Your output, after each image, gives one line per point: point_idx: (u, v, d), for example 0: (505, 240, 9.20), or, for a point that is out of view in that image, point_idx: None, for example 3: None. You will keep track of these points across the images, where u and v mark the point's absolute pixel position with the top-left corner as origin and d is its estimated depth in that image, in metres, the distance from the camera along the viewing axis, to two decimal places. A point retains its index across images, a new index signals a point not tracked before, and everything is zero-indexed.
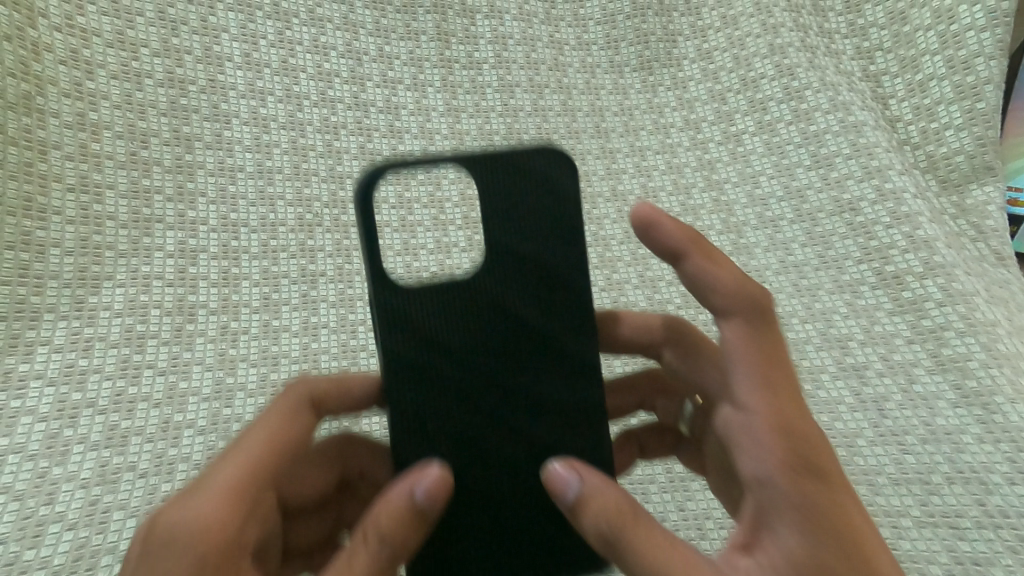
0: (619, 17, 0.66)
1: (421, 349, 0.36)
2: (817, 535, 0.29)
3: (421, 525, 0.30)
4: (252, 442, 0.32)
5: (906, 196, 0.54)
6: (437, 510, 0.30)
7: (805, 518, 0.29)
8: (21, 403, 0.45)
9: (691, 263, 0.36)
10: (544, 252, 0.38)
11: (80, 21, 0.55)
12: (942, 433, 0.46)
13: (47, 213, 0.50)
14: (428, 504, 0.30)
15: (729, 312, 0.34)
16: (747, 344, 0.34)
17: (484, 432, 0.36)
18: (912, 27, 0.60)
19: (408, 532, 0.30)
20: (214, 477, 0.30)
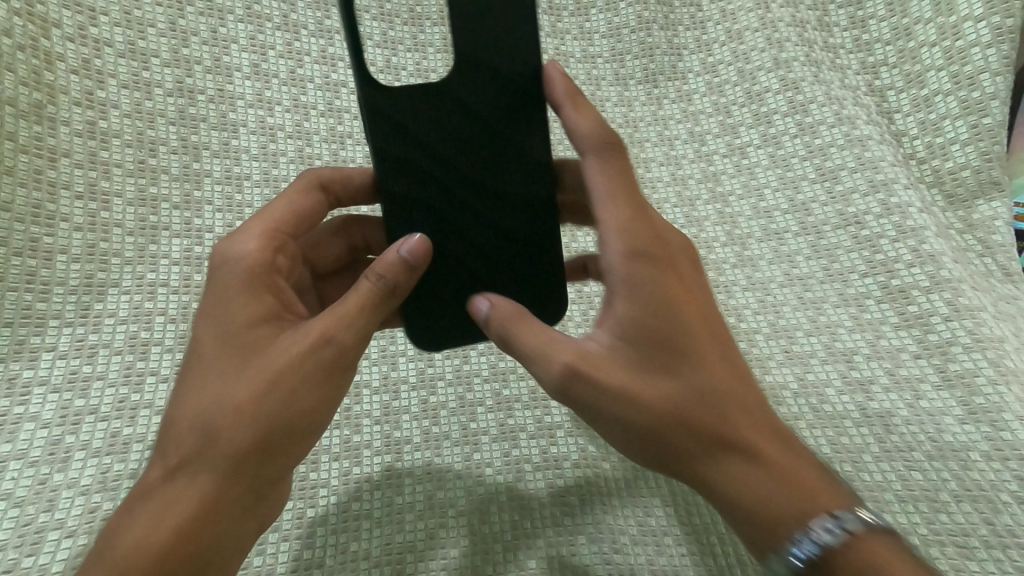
0: (624, 30, 0.67)
1: (410, 195, 0.42)
2: (642, 312, 0.37)
3: (409, 273, 0.40)
4: (281, 214, 0.44)
5: (912, 210, 0.54)
6: (421, 264, 0.40)
7: (631, 292, 0.37)
8: (25, 410, 0.45)
9: (564, 111, 0.41)
10: (489, 84, 0.42)
11: (93, 32, 0.56)
12: (949, 451, 0.45)
13: (56, 220, 0.51)
14: (412, 259, 0.40)
15: (592, 147, 0.40)
16: (609, 175, 0.40)
17: (473, 201, 0.43)
18: (916, 43, 0.61)
19: (399, 275, 0.39)
20: (251, 242, 0.42)
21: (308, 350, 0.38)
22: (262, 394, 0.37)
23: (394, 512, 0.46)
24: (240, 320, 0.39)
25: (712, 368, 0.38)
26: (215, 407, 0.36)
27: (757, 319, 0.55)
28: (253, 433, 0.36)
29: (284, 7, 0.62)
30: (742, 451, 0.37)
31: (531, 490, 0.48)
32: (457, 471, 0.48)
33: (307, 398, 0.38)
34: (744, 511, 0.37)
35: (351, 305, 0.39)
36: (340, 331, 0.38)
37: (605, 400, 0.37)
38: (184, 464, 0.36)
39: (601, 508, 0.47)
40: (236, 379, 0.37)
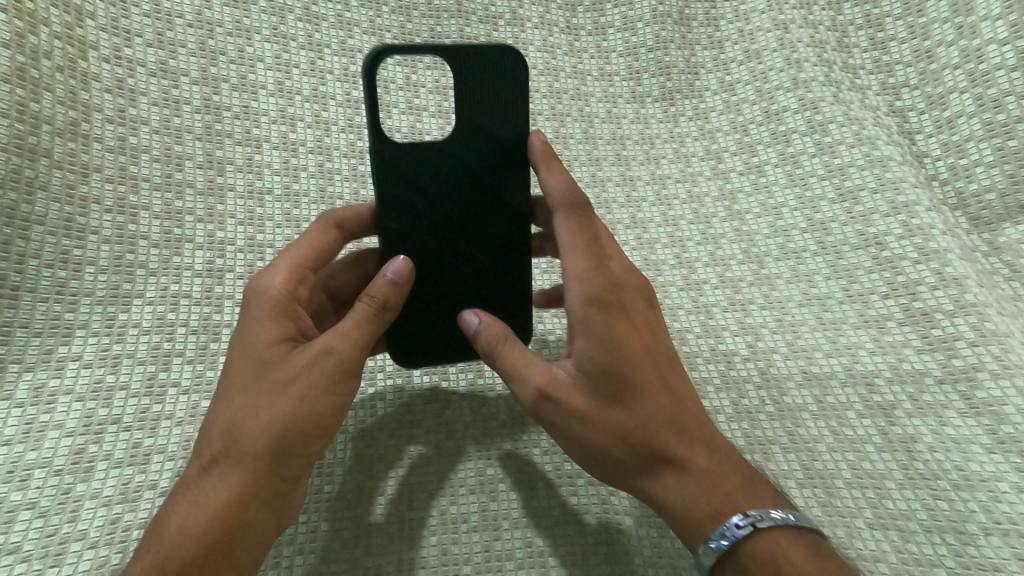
0: (642, 49, 0.67)
1: (405, 232, 0.46)
2: (597, 344, 0.41)
3: (398, 292, 0.43)
4: (304, 242, 0.46)
5: (935, 233, 0.54)
6: (406, 284, 0.43)
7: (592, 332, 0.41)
8: (49, 418, 0.46)
9: (539, 172, 0.45)
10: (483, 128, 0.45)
11: (128, 53, 0.58)
12: (977, 480, 0.44)
13: (86, 232, 0.52)
14: (398, 279, 0.43)
15: (561, 206, 0.44)
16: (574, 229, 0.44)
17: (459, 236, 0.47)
18: (938, 65, 0.61)
19: (388, 295, 0.42)
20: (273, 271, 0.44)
21: (320, 358, 0.40)
22: (282, 396, 0.39)
23: (406, 527, 0.45)
24: (264, 333, 0.41)
25: (656, 394, 0.41)
26: (240, 410, 0.39)
27: (775, 339, 0.54)
28: (273, 433, 0.38)
29: (309, 27, 0.64)
30: (678, 464, 0.40)
31: (545, 508, 0.46)
32: (470, 487, 0.47)
33: (320, 402, 0.39)
34: (681, 520, 0.39)
35: (355, 318, 0.41)
36: (345, 342, 0.41)
37: (564, 419, 0.41)
38: (214, 461, 0.38)
39: (618, 527, 0.46)
40: (258, 385, 0.39)
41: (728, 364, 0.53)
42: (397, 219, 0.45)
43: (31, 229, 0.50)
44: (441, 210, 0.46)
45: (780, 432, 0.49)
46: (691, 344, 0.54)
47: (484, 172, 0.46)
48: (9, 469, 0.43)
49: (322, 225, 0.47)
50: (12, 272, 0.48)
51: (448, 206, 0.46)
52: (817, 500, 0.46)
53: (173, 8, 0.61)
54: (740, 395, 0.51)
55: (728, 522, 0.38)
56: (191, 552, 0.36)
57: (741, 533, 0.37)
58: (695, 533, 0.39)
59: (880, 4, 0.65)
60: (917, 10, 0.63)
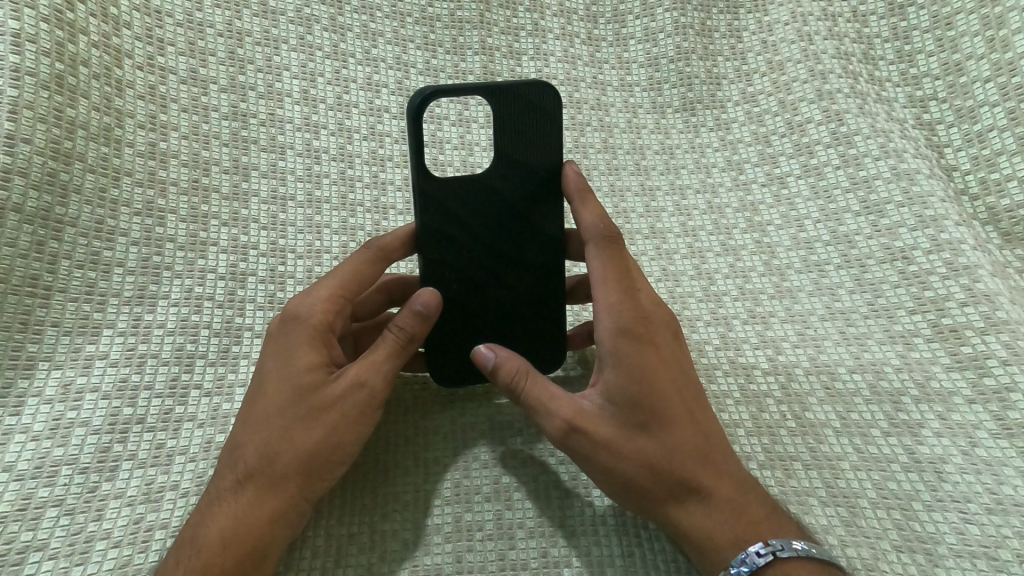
0: (663, 60, 0.67)
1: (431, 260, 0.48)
2: (626, 375, 0.42)
3: (423, 324, 0.45)
4: (342, 267, 0.47)
5: (964, 248, 0.53)
6: (434, 316, 0.45)
7: (619, 364, 0.42)
8: (75, 415, 0.47)
9: (575, 205, 0.47)
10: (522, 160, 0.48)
11: (160, 62, 0.60)
12: (1011, 504, 0.43)
13: (115, 234, 0.53)
14: (427, 310, 0.44)
15: (595, 240, 0.46)
16: (606, 263, 0.45)
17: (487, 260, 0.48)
18: (968, 78, 0.60)
19: (417, 327, 0.44)
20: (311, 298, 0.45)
21: (351, 391, 0.42)
22: (313, 424, 0.41)
23: (421, 533, 0.45)
24: (297, 361, 0.43)
25: (682, 425, 0.42)
26: (273, 435, 0.41)
27: (796, 353, 0.53)
28: (303, 458, 0.41)
29: (334, 37, 0.65)
30: (701, 492, 0.41)
31: (561, 518, 0.46)
32: (485, 494, 0.47)
33: (348, 430, 0.42)
34: (702, 546, 0.40)
35: (386, 350, 0.44)
36: (375, 376, 0.43)
37: (593, 448, 0.42)
38: (246, 480, 0.41)
39: (635, 540, 0.45)
40: (291, 411, 0.42)
41: (748, 378, 0.52)
42: (432, 247, 0.48)
43: (64, 230, 0.51)
44: (481, 242, 0.48)
45: (801, 448, 0.48)
46: (710, 356, 0.53)
47: (521, 202, 0.48)
48: (36, 464, 0.44)
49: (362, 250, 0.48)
50: (44, 271, 0.50)
51: (484, 236, 0.48)
52: (840, 519, 0.44)
53: (204, 18, 0.63)
54: (760, 410, 0.50)
55: (747, 547, 0.39)
56: (221, 563, 0.39)
57: (762, 562, 0.38)
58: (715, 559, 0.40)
59: (907, 17, 0.64)
60: (945, 23, 0.62)
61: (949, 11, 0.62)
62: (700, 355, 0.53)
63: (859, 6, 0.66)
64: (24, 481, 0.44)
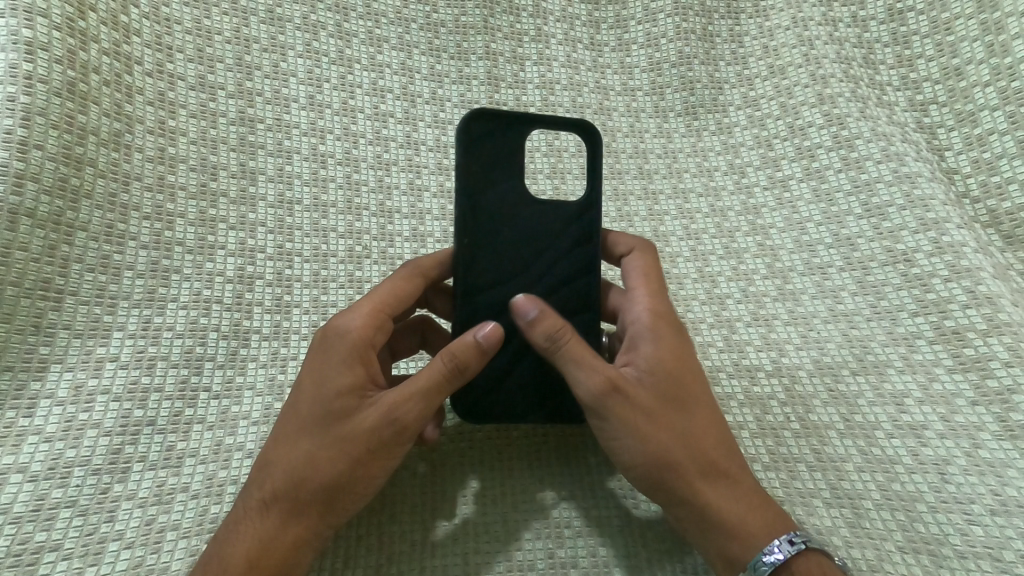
0: (664, 65, 0.68)
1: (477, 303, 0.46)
2: (660, 353, 0.43)
3: (480, 357, 0.42)
4: (387, 283, 0.46)
5: (966, 250, 0.53)
6: (494, 349, 0.42)
7: (654, 342, 0.43)
8: (87, 416, 0.47)
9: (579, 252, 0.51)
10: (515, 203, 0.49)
11: (170, 68, 0.60)
12: (1015, 506, 0.43)
13: (125, 238, 0.54)
14: (482, 344, 0.42)
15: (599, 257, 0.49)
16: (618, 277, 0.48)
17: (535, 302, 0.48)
18: (967, 83, 0.60)
19: (471, 357, 0.41)
20: (349, 320, 0.43)
21: (384, 422, 0.40)
22: (342, 454, 0.40)
23: (428, 536, 0.45)
24: (332, 383, 0.41)
25: (705, 411, 0.43)
26: (303, 458, 0.40)
27: (800, 355, 0.53)
28: (331, 486, 0.40)
29: (341, 43, 0.66)
30: (721, 485, 0.42)
31: (566, 519, 0.46)
32: (491, 496, 0.47)
33: (377, 461, 0.41)
34: (720, 541, 0.41)
35: (424, 377, 0.41)
36: (410, 410, 0.40)
37: (631, 415, 0.41)
38: (271, 502, 0.40)
39: (639, 541, 0.45)
40: (321, 436, 0.40)
41: (752, 380, 0.52)
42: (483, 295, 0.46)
43: (75, 234, 0.52)
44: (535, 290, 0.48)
45: (804, 449, 0.48)
46: (713, 359, 0.54)
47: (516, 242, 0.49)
48: (49, 465, 0.45)
49: (405, 266, 0.48)
50: (56, 275, 0.50)
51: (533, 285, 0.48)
52: (844, 520, 0.45)
53: (212, 25, 0.63)
54: (764, 411, 0.51)
55: (767, 544, 0.40)
56: None
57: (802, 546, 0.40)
58: (729, 553, 0.41)
59: (907, 22, 0.65)
60: (945, 28, 0.62)
61: (949, 17, 0.62)
62: (703, 357, 0.54)
63: (859, 11, 0.67)
64: (38, 482, 0.44)
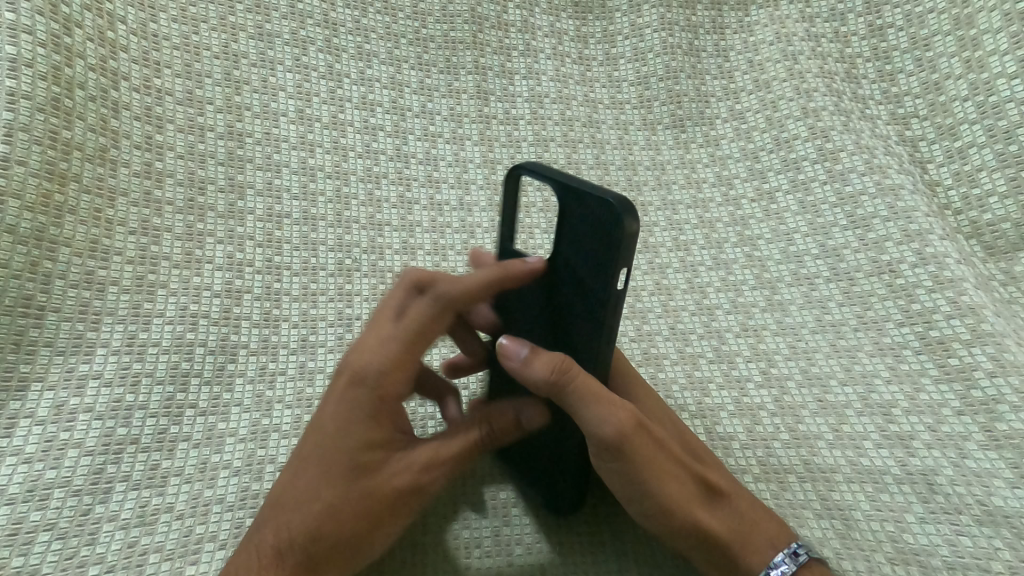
0: (652, 79, 0.69)
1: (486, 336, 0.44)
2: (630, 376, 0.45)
3: (518, 431, 0.43)
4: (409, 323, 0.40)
5: (949, 261, 0.54)
6: (531, 429, 0.44)
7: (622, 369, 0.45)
8: (68, 436, 0.46)
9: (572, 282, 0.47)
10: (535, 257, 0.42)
11: (157, 83, 0.60)
12: (1002, 516, 0.43)
13: (110, 254, 0.53)
14: (525, 422, 0.43)
15: None
16: None
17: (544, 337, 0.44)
18: (947, 97, 0.61)
19: (511, 432, 0.43)
20: (373, 371, 0.40)
21: (419, 484, 0.40)
22: (367, 515, 0.39)
23: (418, 551, 0.44)
24: (361, 439, 0.39)
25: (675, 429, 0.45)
26: (320, 518, 0.38)
27: (788, 366, 0.54)
28: (348, 545, 0.38)
29: (330, 57, 0.66)
30: (718, 499, 0.42)
31: (557, 533, 0.45)
32: (482, 510, 0.47)
33: (403, 518, 0.40)
34: (730, 559, 0.41)
35: (466, 442, 0.42)
36: (447, 471, 0.41)
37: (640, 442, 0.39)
38: (277, 558, 0.38)
39: (631, 555, 0.44)
40: (344, 496, 0.38)
41: (741, 391, 0.53)
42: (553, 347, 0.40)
43: (58, 250, 0.51)
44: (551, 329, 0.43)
45: (795, 460, 0.48)
46: (703, 370, 0.54)
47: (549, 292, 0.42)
48: (29, 487, 0.44)
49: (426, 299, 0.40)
50: (38, 291, 0.50)
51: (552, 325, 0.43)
52: (835, 532, 0.45)
53: (201, 41, 0.63)
54: (754, 423, 0.51)
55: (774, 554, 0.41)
56: None
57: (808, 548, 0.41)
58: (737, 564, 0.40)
59: (887, 38, 0.66)
60: (924, 44, 0.64)
61: (927, 33, 0.64)
62: (693, 368, 0.54)
63: (841, 27, 0.68)
64: (16, 504, 0.43)
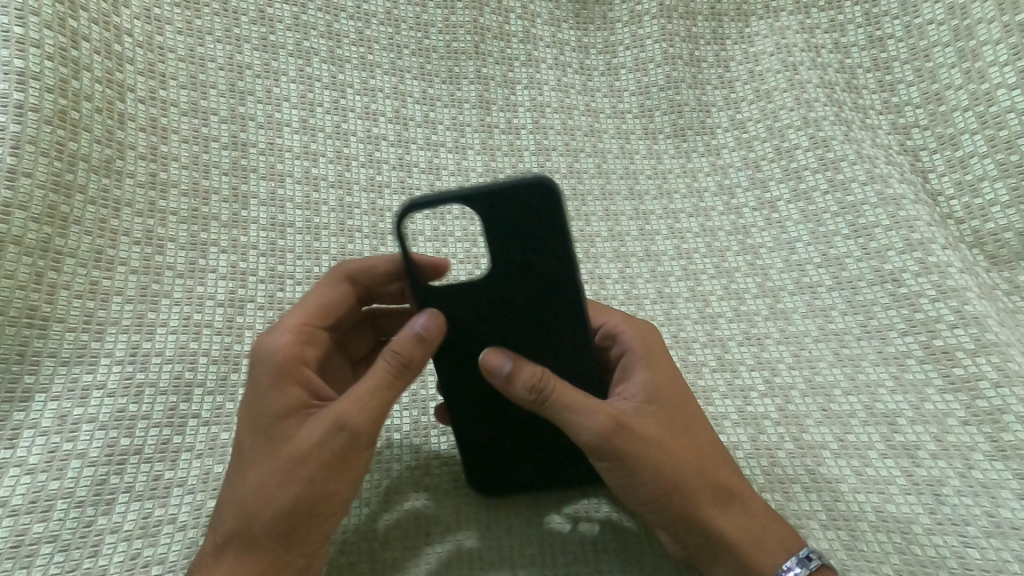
0: (653, 89, 0.69)
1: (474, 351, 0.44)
2: (652, 376, 0.44)
3: (421, 348, 0.39)
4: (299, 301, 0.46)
5: (952, 270, 0.54)
6: (434, 337, 0.40)
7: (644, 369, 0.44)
8: (71, 446, 0.46)
9: None
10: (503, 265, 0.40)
11: (163, 95, 0.61)
12: (1010, 528, 0.43)
13: (114, 264, 0.53)
14: (427, 336, 0.40)
15: None
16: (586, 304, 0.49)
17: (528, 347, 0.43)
18: (948, 107, 0.62)
19: (409, 350, 0.39)
20: (277, 343, 0.42)
21: (330, 438, 0.38)
22: (291, 479, 0.38)
23: (422, 562, 0.44)
24: (268, 407, 0.40)
25: (702, 427, 0.43)
26: (251, 492, 0.39)
27: (792, 375, 0.53)
28: (285, 516, 0.38)
29: (334, 68, 0.67)
30: (732, 504, 0.41)
31: (561, 544, 0.45)
32: (486, 521, 0.46)
33: (333, 480, 0.38)
34: (736, 562, 0.41)
35: (368, 385, 0.38)
36: (357, 417, 0.38)
37: (639, 446, 0.40)
38: (228, 541, 0.39)
39: (636, 567, 0.44)
40: (266, 465, 0.39)
41: (745, 400, 0.52)
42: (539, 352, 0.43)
43: (64, 261, 0.51)
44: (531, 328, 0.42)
45: (800, 470, 0.48)
46: (707, 378, 0.54)
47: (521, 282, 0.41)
48: (31, 499, 0.44)
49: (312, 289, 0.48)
50: (43, 302, 0.50)
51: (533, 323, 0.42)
52: (841, 543, 0.44)
53: (206, 53, 0.64)
54: (758, 432, 0.51)
55: (785, 563, 0.40)
56: None
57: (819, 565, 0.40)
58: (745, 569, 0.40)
59: (887, 49, 0.66)
60: (923, 55, 0.64)
61: (926, 44, 0.64)
62: (696, 377, 0.54)
63: (841, 37, 0.68)
64: (18, 517, 0.43)
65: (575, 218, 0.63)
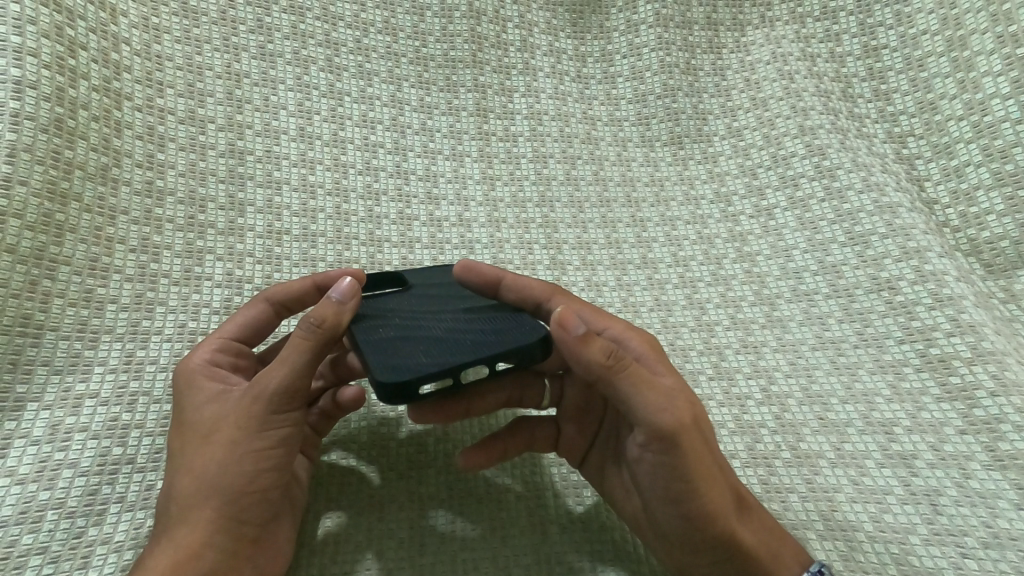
0: (650, 97, 0.69)
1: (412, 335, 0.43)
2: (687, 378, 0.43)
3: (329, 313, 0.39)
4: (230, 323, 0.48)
5: (948, 279, 0.54)
6: (342, 303, 0.39)
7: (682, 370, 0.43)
8: (63, 456, 0.46)
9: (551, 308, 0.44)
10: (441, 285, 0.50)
11: (160, 103, 0.61)
12: (1008, 539, 0.43)
13: (109, 272, 0.53)
14: (338, 301, 0.39)
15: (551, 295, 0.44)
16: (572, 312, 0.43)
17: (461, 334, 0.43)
18: (942, 116, 0.62)
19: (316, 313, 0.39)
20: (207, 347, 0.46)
21: (255, 402, 0.39)
22: (220, 448, 0.39)
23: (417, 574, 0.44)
24: (202, 394, 0.43)
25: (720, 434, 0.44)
26: (186, 470, 0.40)
27: (789, 384, 0.53)
28: (217, 487, 0.39)
29: (332, 76, 0.67)
30: (753, 509, 0.42)
31: (558, 554, 0.45)
32: (482, 531, 0.46)
33: (259, 446, 0.39)
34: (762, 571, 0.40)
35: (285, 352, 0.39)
36: (276, 379, 0.39)
37: (699, 441, 0.38)
38: (167, 526, 0.39)
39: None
40: (198, 442, 0.40)
41: (742, 409, 0.52)
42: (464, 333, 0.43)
43: (59, 269, 0.51)
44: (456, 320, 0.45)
45: (797, 479, 0.48)
46: (704, 387, 0.54)
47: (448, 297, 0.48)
48: (21, 509, 0.43)
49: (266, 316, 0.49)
50: (37, 311, 0.50)
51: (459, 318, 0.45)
52: (838, 554, 0.44)
53: (203, 61, 0.64)
54: (755, 441, 0.50)
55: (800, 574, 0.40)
56: None
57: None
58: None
59: (882, 59, 0.67)
60: (918, 65, 0.65)
61: (921, 55, 0.65)
62: (693, 385, 0.54)
63: (837, 47, 0.69)
64: (8, 528, 0.43)
65: (572, 225, 0.63)
